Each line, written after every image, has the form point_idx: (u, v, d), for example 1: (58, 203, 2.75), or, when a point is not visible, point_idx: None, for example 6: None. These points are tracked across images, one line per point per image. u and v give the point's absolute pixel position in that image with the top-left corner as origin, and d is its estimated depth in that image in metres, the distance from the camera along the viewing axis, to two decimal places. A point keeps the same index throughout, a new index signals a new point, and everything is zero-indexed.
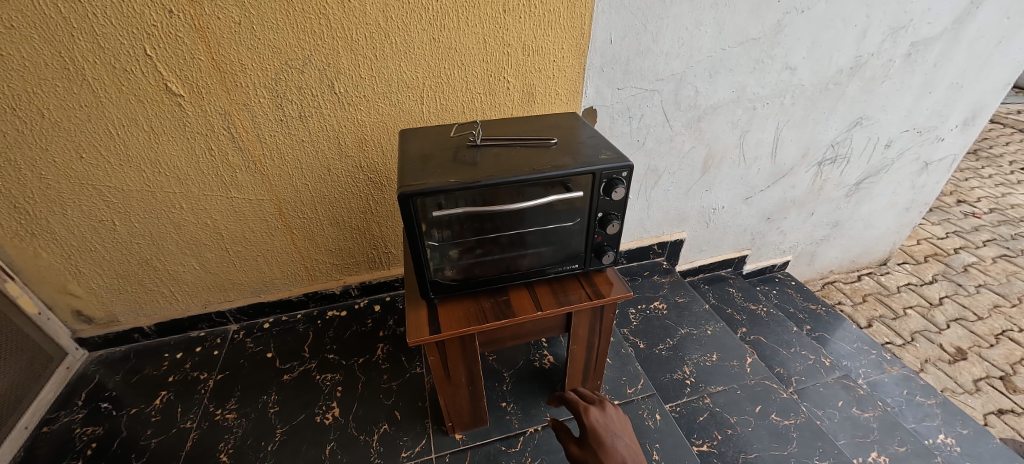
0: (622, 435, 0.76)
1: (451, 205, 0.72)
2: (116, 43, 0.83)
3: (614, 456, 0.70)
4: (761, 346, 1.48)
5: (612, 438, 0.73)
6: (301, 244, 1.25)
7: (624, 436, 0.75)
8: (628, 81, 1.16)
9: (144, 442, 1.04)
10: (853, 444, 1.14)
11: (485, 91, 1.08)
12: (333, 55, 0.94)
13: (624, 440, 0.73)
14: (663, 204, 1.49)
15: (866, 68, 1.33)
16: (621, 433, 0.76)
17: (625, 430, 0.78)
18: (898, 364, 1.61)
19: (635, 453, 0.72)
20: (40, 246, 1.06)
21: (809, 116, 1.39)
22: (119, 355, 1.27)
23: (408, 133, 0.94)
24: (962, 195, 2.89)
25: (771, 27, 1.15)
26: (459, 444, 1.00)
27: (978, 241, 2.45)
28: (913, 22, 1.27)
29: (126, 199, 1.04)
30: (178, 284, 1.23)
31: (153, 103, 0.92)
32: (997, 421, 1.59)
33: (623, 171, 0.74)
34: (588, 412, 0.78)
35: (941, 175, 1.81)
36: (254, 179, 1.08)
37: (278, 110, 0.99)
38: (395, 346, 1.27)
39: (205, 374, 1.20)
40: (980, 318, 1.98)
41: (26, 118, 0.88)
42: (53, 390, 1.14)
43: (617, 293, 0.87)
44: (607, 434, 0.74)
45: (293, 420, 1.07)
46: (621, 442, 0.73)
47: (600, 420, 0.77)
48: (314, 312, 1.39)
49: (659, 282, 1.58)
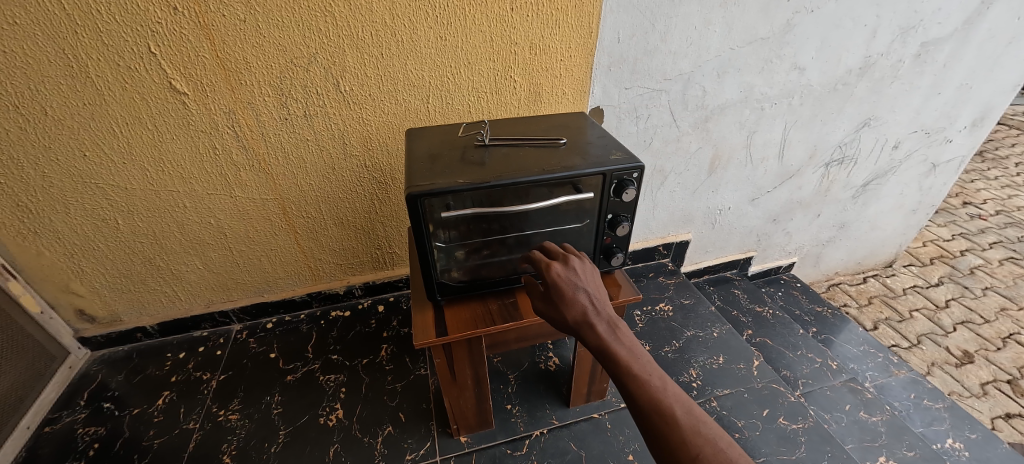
0: (587, 281, 0.68)
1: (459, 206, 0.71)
2: (120, 40, 0.83)
3: (576, 311, 0.65)
4: (767, 349, 1.47)
5: (574, 289, 0.66)
6: (305, 244, 1.24)
7: (590, 283, 0.68)
8: (636, 80, 1.14)
9: (146, 442, 1.03)
10: (861, 448, 1.12)
11: (492, 90, 1.07)
12: (338, 53, 0.93)
13: (588, 290, 0.66)
14: (669, 205, 1.47)
15: (875, 69, 1.31)
16: (586, 279, 0.68)
17: (592, 277, 0.69)
18: (905, 367, 1.60)
19: (601, 297, 0.68)
20: (42, 244, 1.05)
21: (817, 117, 1.38)
22: (122, 355, 1.26)
23: (415, 132, 0.93)
24: (968, 197, 2.87)
25: (780, 26, 1.14)
26: (464, 447, 0.99)
27: (984, 244, 2.43)
28: (924, 21, 1.25)
29: (129, 198, 1.03)
30: (181, 283, 1.22)
31: (157, 101, 0.91)
32: (1005, 425, 1.57)
33: (634, 171, 0.73)
34: (550, 267, 0.68)
35: (948, 176, 1.79)
36: (258, 178, 1.08)
37: (283, 109, 0.98)
38: (399, 347, 1.26)
39: (208, 375, 1.19)
40: (987, 321, 1.97)
41: (29, 116, 0.87)
42: (55, 390, 1.14)
43: (625, 296, 0.86)
44: (570, 287, 0.66)
45: (296, 421, 1.06)
46: (585, 291, 0.66)
47: (563, 273, 0.68)
48: (318, 312, 1.39)
49: (664, 283, 1.57)
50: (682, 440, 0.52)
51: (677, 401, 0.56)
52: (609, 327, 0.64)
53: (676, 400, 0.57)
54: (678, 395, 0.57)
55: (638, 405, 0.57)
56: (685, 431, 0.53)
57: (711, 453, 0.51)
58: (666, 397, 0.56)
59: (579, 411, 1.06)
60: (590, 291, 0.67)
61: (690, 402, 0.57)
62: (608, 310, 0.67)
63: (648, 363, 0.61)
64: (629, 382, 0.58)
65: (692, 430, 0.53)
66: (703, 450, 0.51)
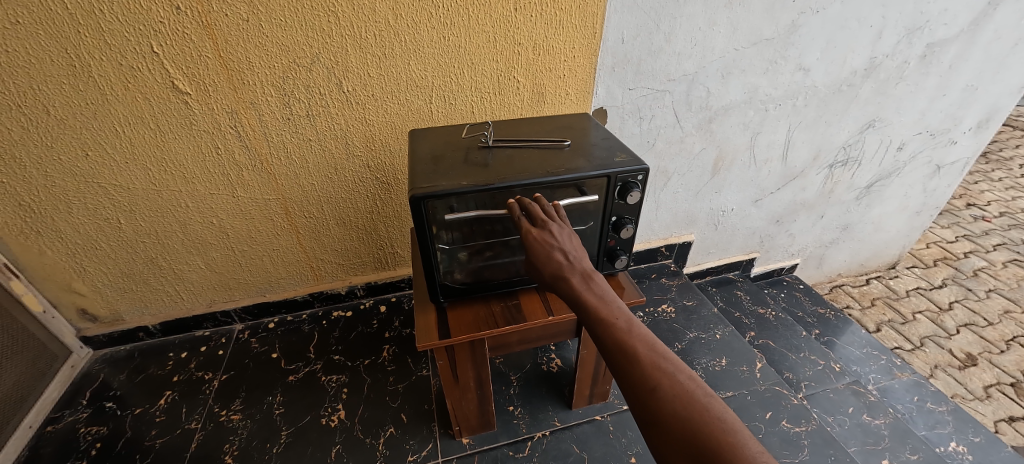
0: (562, 236, 0.66)
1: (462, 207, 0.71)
2: (123, 40, 0.82)
3: (549, 266, 0.64)
4: (770, 351, 1.47)
5: (546, 246, 0.64)
6: (307, 244, 1.24)
7: (566, 238, 0.66)
8: (640, 81, 1.14)
9: (148, 442, 1.03)
10: (864, 451, 1.12)
11: (495, 91, 1.07)
12: (341, 53, 0.92)
13: (561, 245, 0.65)
14: (672, 206, 1.47)
15: (881, 69, 1.31)
16: (560, 235, 0.66)
17: (568, 233, 0.67)
18: (908, 370, 1.59)
19: (576, 250, 0.66)
20: (44, 244, 1.05)
21: (822, 118, 1.37)
22: (124, 354, 1.26)
23: (418, 133, 0.93)
24: (972, 199, 2.86)
25: (785, 27, 1.13)
26: (466, 449, 0.99)
27: (988, 246, 2.42)
28: (930, 22, 1.24)
29: (131, 198, 1.03)
30: (183, 283, 1.22)
31: (160, 101, 0.91)
32: (1008, 428, 1.57)
33: (639, 174, 0.73)
34: (525, 230, 0.66)
35: (953, 178, 1.78)
36: (261, 178, 1.07)
37: (286, 109, 0.97)
38: (401, 348, 1.26)
39: (210, 375, 1.19)
40: (991, 324, 1.96)
41: (32, 116, 0.87)
42: (57, 389, 1.14)
43: (629, 298, 0.86)
44: (543, 245, 0.65)
45: (297, 422, 1.06)
46: (558, 247, 0.64)
47: (537, 232, 0.66)
48: (320, 311, 1.39)
49: (667, 284, 1.57)
50: (643, 376, 0.50)
51: (642, 340, 0.54)
52: (582, 281, 0.63)
53: (643, 339, 0.54)
54: (645, 336, 0.55)
55: (606, 349, 0.55)
56: (645, 368, 0.51)
57: (670, 387, 0.48)
58: (631, 337, 0.54)
59: (581, 412, 1.06)
60: (563, 246, 0.65)
61: (658, 341, 0.54)
62: (583, 261, 0.65)
63: (620, 308, 0.59)
64: (597, 327, 0.57)
65: (654, 367, 0.51)
66: (662, 385, 0.49)
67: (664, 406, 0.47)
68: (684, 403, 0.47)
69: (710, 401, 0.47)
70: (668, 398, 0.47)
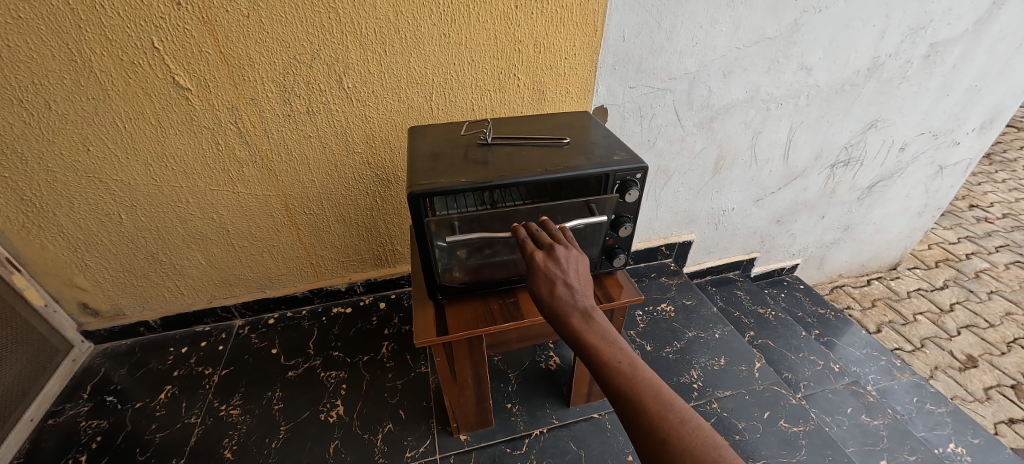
0: (569, 265, 0.65)
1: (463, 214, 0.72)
2: (124, 35, 0.82)
3: (553, 298, 0.63)
4: (769, 351, 1.47)
5: (552, 277, 0.64)
6: (307, 240, 1.24)
7: (572, 268, 0.65)
8: (641, 79, 1.13)
9: (148, 436, 1.03)
10: (863, 452, 1.12)
11: (495, 88, 1.07)
12: (342, 50, 0.92)
13: (568, 276, 0.64)
14: (672, 204, 1.46)
15: (884, 69, 1.30)
16: (567, 264, 0.65)
17: (576, 262, 0.66)
18: (908, 371, 1.59)
19: (582, 283, 0.65)
20: (46, 239, 1.06)
21: (824, 117, 1.36)
22: (125, 349, 1.27)
23: (418, 130, 0.93)
24: (975, 200, 2.84)
25: (788, 26, 1.13)
26: (464, 445, 0.99)
27: (990, 247, 2.41)
28: (934, 22, 1.23)
29: (132, 193, 1.04)
30: (183, 278, 1.23)
31: (161, 96, 0.91)
32: (1008, 430, 1.57)
33: (637, 172, 0.73)
34: (531, 254, 0.65)
35: (955, 178, 1.77)
36: (261, 174, 1.08)
37: (286, 106, 0.98)
38: (400, 344, 1.26)
39: (210, 369, 1.20)
40: (993, 326, 1.95)
41: (33, 111, 0.87)
42: (58, 383, 1.14)
43: (627, 297, 0.86)
44: (549, 273, 0.64)
45: (296, 417, 1.06)
46: (564, 278, 0.64)
47: (544, 259, 0.65)
48: (320, 307, 1.39)
49: (666, 284, 1.57)
50: (650, 425, 0.51)
51: (648, 386, 0.54)
52: (584, 316, 0.62)
53: (648, 385, 0.55)
54: (650, 379, 0.55)
55: (611, 392, 0.56)
56: (651, 415, 0.51)
57: (678, 437, 0.49)
58: (637, 382, 0.55)
59: (579, 410, 1.06)
60: (570, 277, 0.64)
61: (663, 385, 0.55)
62: (588, 295, 0.64)
63: (624, 348, 0.59)
64: (601, 367, 0.58)
65: (660, 416, 0.51)
66: (670, 435, 0.49)
67: (673, 457, 0.48)
68: (693, 455, 0.47)
69: (718, 454, 0.48)
70: (677, 450, 0.48)
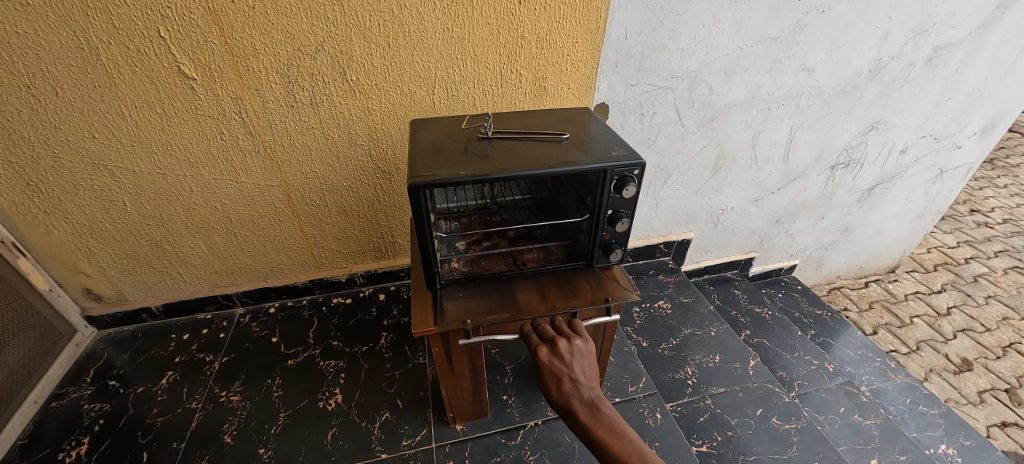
0: (573, 360, 0.77)
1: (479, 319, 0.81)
2: (131, 23, 0.83)
3: (562, 393, 0.75)
4: (764, 349, 1.48)
5: (558, 373, 0.76)
6: (308, 231, 1.25)
7: (576, 362, 0.77)
8: (642, 77, 1.14)
9: (150, 420, 1.05)
10: (854, 451, 1.13)
11: (498, 83, 1.08)
12: (346, 42, 0.93)
13: (572, 370, 0.76)
14: (671, 203, 1.47)
15: (886, 72, 1.30)
16: (570, 360, 0.77)
17: (579, 354, 0.78)
18: (902, 372, 1.60)
19: (587, 376, 0.78)
20: (51, 224, 1.07)
21: (825, 118, 1.37)
22: (127, 334, 1.29)
23: (419, 123, 0.94)
24: (976, 204, 2.84)
25: (790, 26, 1.13)
26: (460, 435, 1.00)
27: (989, 252, 2.42)
28: (937, 25, 1.23)
29: (137, 181, 1.05)
30: (186, 266, 1.24)
31: (165, 85, 0.92)
32: (1000, 433, 1.58)
33: (635, 169, 0.73)
34: (537, 351, 0.78)
35: (956, 182, 1.77)
36: (264, 164, 1.09)
37: (290, 97, 0.99)
38: (399, 335, 1.27)
39: (211, 356, 1.22)
40: (989, 330, 1.96)
41: (41, 97, 0.88)
42: (62, 366, 1.16)
43: (623, 291, 0.88)
44: (556, 369, 0.77)
45: (296, 404, 1.08)
46: (569, 373, 0.76)
47: (549, 355, 0.78)
48: (320, 297, 1.41)
49: (664, 281, 1.58)
50: None
51: None
52: (593, 409, 0.74)
53: None
54: None
55: None
56: None
57: None
58: None
59: None
60: (575, 372, 0.76)
61: None
62: (593, 388, 0.77)
63: (631, 442, 0.70)
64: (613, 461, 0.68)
65: None
66: None
67: None
68: None
69: None
70: None
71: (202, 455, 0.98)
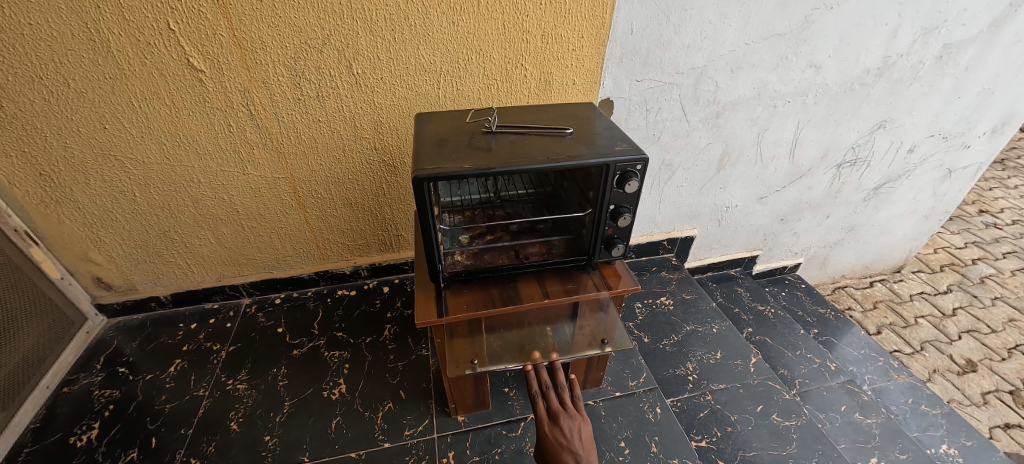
0: (573, 434, 0.84)
1: (488, 362, 0.89)
2: (141, 15, 0.84)
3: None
4: (766, 347, 1.48)
5: (559, 447, 0.82)
6: (314, 223, 1.27)
7: (577, 438, 0.83)
8: (647, 73, 1.14)
9: (158, 407, 1.07)
10: (854, 449, 1.14)
11: (503, 78, 1.08)
12: (352, 35, 0.94)
13: (572, 445, 0.82)
14: (675, 199, 1.47)
15: (894, 69, 1.29)
16: (571, 434, 0.84)
17: (579, 429, 0.85)
18: (905, 372, 1.60)
19: (587, 451, 0.82)
20: (63, 213, 1.09)
21: (831, 117, 1.36)
22: (137, 323, 1.31)
23: (424, 117, 0.95)
24: (985, 205, 2.81)
25: (798, 22, 1.12)
26: (461, 426, 1.02)
27: (997, 253, 2.39)
28: (948, 22, 1.22)
29: (147, 171, 1.06)
30: (194, 256, 1.26)
31: (175, 77, 0.93)
32: (1003, 434, 1.58)
33: (637, 164, 0.74)
34: (540, 427, 0.86)
35: (964, 182, 1.75)
36: (271, 156, 1.10)
37: (296, 89, 0.99)
38: (402, 327, 1.29)
39: (218, 346, 1.24)
40: (994, 332, 1.95)
41: (53, 88, 0.90)
42: (73, 353, 1.19)
43: (625, 286, 0.89)
44: (557, 444, 0.82)
45: (300, 393, 1.10)
46: (569, 447, 0.82)
47: (551, 430, 0.85)
48: (325, 290, 1.42)
49: (667, 278, 1.58)
50: None
51: None
52: None
53: None
54: None
55: None
56: None
57: None
58: None
59: None
60: (575, 446, 0.82)
61: None
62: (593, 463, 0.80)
63: None
64: None
65: None
66: None
67: None
68: None
69: None
70: None
71: (209, 441, 1.00)
